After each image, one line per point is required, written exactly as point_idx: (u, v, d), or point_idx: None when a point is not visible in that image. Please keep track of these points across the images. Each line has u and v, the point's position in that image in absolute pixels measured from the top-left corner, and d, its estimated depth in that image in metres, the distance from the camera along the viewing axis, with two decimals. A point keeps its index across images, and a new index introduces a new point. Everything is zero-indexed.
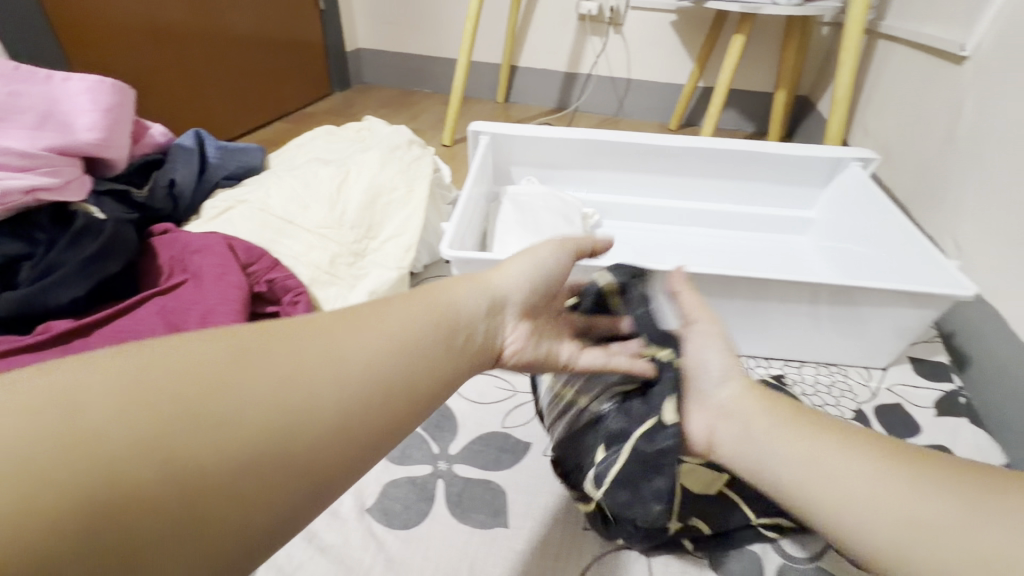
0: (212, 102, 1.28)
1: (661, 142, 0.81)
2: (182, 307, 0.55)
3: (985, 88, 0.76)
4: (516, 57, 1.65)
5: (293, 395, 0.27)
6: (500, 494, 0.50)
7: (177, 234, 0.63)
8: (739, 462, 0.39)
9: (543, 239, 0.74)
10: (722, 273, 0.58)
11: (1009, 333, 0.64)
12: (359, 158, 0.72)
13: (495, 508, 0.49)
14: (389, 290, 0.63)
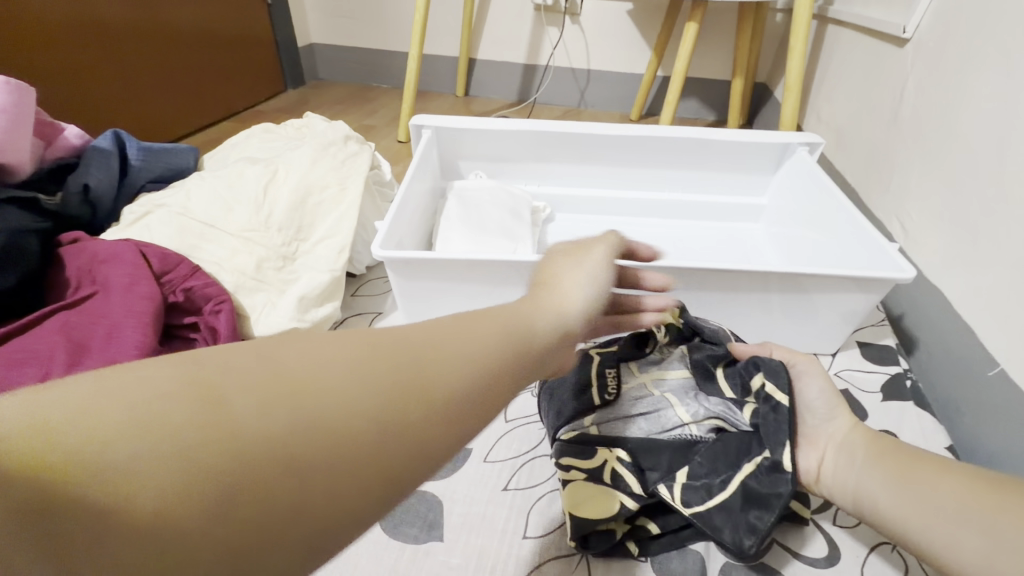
0: (150, 101, 1.21)
1: (608, 131, 0.79)
2: (87, 322, 0.51)
3: (926, 69, 0.76)
4: (474, 50, 1.61)
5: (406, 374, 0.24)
6: (437, 507, 0.48)
7: (86, 243, 0.58)
8: (844, 488, 0.43)
9: (488, 235, 0.72)
10: (664, 264, 0.56)
11: (953, 313, 0.64)
12: (290, 156, 0.68)
13: (431, 521, 0.47)
14: (322, 295, 0.60)
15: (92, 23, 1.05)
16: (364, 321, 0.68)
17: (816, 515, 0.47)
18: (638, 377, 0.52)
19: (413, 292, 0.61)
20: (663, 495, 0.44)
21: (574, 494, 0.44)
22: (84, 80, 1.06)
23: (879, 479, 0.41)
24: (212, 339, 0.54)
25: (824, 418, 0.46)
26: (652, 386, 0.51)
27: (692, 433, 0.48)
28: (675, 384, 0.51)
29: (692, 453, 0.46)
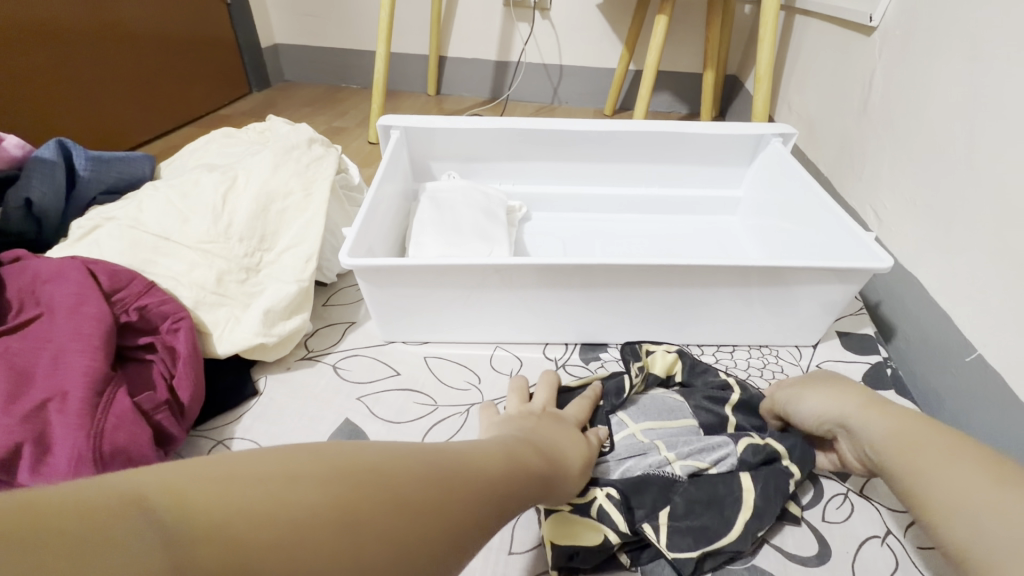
0: (103, 108, 1.15)
1: (581, 127, 0.78)
2: (29, 347, 0.47)
3: (894, 57, 0.77)
4: (443, 48, 1.58)
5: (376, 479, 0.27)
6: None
7: (27, 262, 0.54)
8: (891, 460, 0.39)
9: (462, 238, 0.69)
10: (644, 262, 0.55)
11: (929, 300, 0.65)
12: (250, 162, 0.65)
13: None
14: (290, 307, 0.57)
15: (35, 26, 0.98)
16: (336, 332, 0.65)
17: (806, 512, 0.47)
18: (629, 427, 0.50)
19: (385, 301, 0.59)
20: (649, 535, 0.42)
21: (558, 529, 0.43)
22: (28, 86, 0.99)
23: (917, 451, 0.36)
24: (171, 360, 0.50)
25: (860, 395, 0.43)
26: (641, 434, 0.50)
27: (673, 472, 0.46)
28: (663, 431, 0.50)
29: (672, 492, 0.45)
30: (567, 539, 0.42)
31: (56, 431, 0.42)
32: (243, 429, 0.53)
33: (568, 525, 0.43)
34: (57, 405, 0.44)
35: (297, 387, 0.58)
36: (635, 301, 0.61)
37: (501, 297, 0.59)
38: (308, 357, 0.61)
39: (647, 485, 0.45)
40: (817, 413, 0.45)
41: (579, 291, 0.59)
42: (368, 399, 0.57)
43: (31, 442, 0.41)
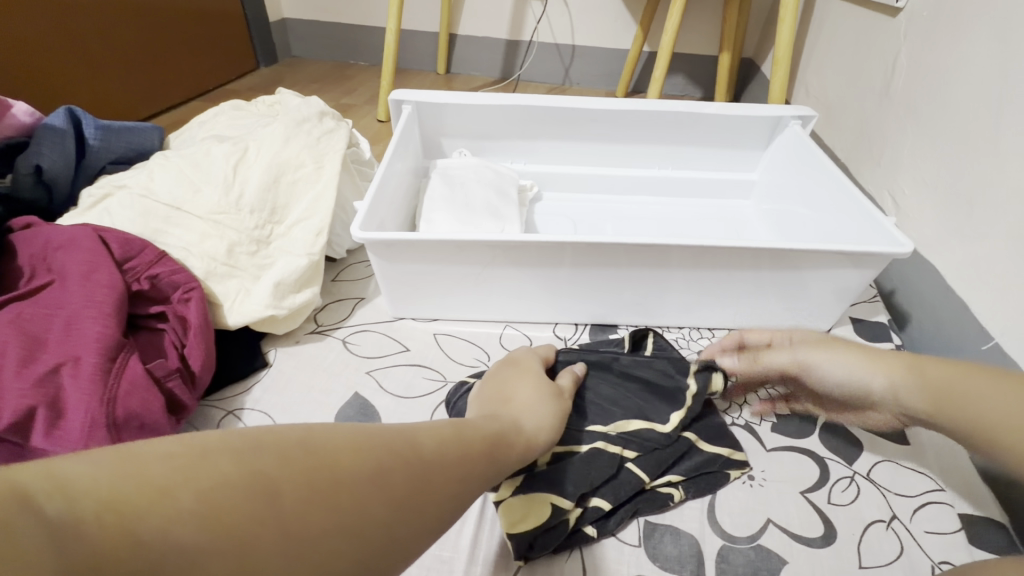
0: (110, 79, 1.13)
1: (596, 105, 0.76)
2: (42, 313, 0.47)
3: (920, 39, 0.74)
4: (455, 25, 1.55)
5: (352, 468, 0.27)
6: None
7: (39, 228, 0.54)
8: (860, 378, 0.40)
9: (473, 215, 0.69)
10: (659, 242, 0.54)
11: (946, 288, 0.64)
12: (261, 133, 0.64)
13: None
14: (300, 280, 0.57)
15: None
16: (346, 307, 0.65)
17: (751, 468, 0.48)
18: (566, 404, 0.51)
19: (396, 276, 0.58)
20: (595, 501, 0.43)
21: (508, 512, 0.42)
22: (33, 54, 0.98)
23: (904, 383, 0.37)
24: (183, 330, 0.50)
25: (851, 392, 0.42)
26: None
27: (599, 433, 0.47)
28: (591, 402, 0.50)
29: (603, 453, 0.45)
30: (522, 519, 0.42)
31: (69, 396, 0.43)
32: (253, 400, 0.53)
33: (546, 541, 0.41)
34: (70, 370, 0.44)
35: (307, 361, 0.58)
36: (648, 282, 0.60)
37: (512, 275, 0.59)
38: (318, 331, 0.61)
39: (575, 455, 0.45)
40: (839, 379, 0.41)
41: (592, 270, 0.58)
42: (378, 374, 0.57)
43: (45, 405, 0.42)
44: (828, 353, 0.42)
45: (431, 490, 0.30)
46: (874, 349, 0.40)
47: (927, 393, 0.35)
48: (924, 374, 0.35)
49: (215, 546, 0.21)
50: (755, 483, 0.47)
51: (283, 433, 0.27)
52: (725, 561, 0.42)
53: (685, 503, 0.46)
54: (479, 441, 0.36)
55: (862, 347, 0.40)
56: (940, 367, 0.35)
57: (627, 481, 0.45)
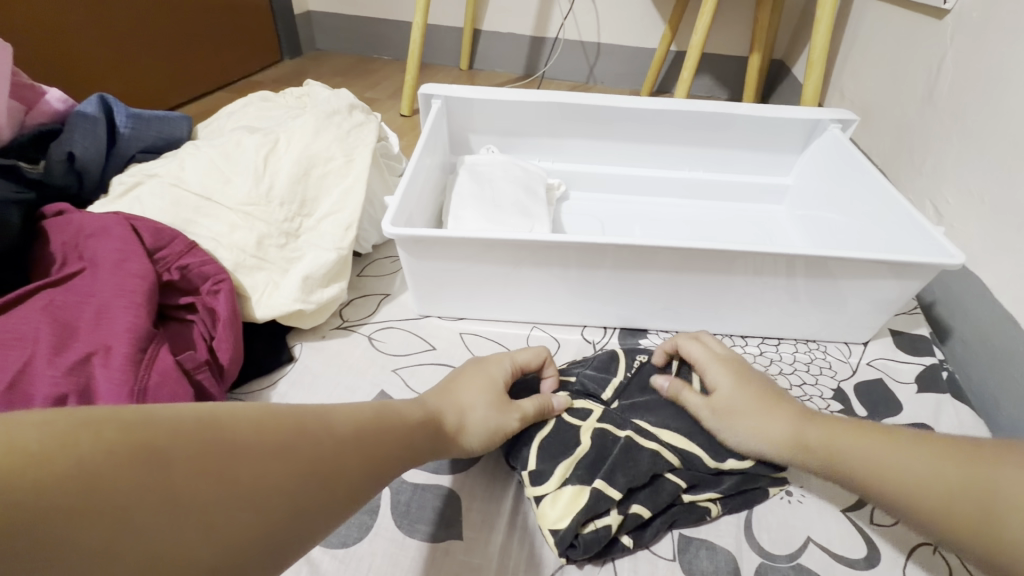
0: (137, 69, 1.14)
1: (629, 104, 0.75)
2: (74, 302, 0.47)
3: (969, 42, 0.72)
4: (479, 20, 1.54)
5: (267, 465, 0.26)
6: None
7: (71, 216, 0.54)
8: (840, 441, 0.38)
9: (502, 213, 0.68)
10: (696, 246, 0.52)
11: (993, 303, 0.61)
12: (291, 125, 0.63)
13: None
14: (329, 275, 0.56)
15: None
16: (371, 303, 0.64)
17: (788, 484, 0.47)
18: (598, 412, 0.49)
19: (424, 273, 0.57)
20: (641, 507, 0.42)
21: (550, 510, 0.41)
22: (63, 43, 0.99)
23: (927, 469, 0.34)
24: (211, 322, 0.50)
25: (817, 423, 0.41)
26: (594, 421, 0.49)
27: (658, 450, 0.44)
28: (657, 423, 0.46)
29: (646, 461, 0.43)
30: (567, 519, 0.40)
31: (100, 386, 0.43)
32: (280, 395, 0.53)
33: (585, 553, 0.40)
34: (102, 360, 0.44)
35: (332, 356, 0.57)
36: (682, 288, 0.58)
37: (543, 276, 0.57)
38: (343, 327, 0.61)
39: (636, 460, 0.43)
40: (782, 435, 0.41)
41: (625, 272, 0.57)
42: (404, 372, 0.56)
43: (76, 394, 0.42)
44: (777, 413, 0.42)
45: (363, 461, 0.31)
46: (777, 403, 0.43)
47: (825, 442, 0.39)
48: (805, 440, 0.40)
49: (97, 536, 0.20)
50: (793, 500, 0.46)
51: (176, 411, 0.25)
52: None
53: (721, 517, 0.44)
54: (402, 421, 0.36)
55: (770, 399, 0.43)
56: (824, 430, 0.40)
57: (663, 488, 0.43)
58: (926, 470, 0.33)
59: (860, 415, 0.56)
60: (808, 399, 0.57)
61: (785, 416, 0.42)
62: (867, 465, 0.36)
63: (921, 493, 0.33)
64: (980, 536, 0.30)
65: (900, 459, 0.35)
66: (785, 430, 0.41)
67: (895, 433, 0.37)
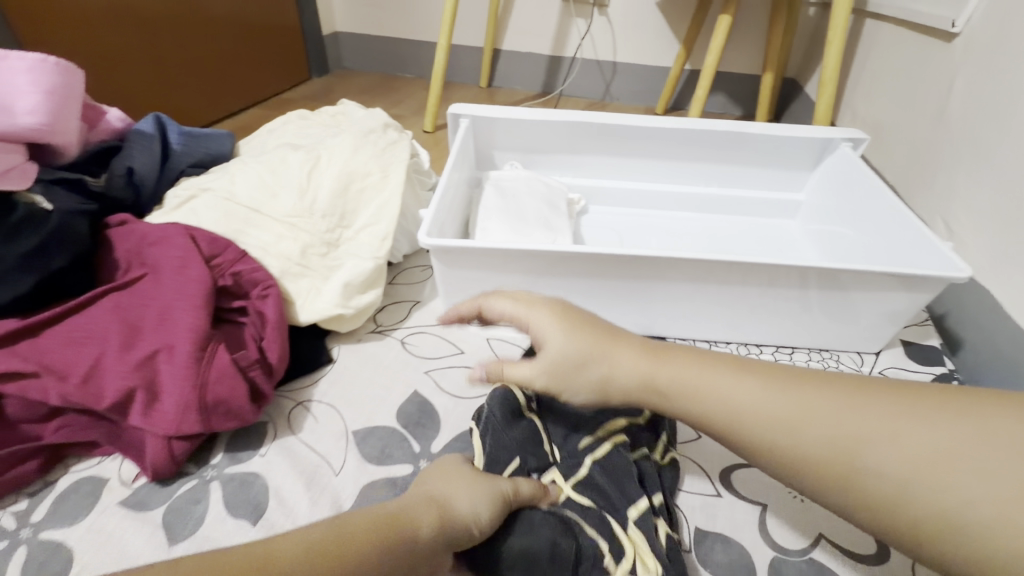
0: (178, 88, 1.21)
1: (647, 123, 0.79)
2: (139, 303, 0.52)
3: (977, 65, 0.74)
4: (499, 40, 1.59)
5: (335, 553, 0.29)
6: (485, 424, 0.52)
7: (134, 225, 0.59)
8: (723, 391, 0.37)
9: (526, 225, 0.71)
10: (713, 258, 0.55)
11: (1003, 316, 0.63)
12: (331, 143, 0.68)
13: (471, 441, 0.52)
14: (366, 282, 0.60)
15: (124, 5, 1.04)
16: (403, 309, 0.68)
17: None
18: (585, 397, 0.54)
19: (455, 281, 0.61)
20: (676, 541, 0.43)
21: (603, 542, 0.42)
22: (114, 66, 1.06)
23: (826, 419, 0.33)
24: (261, 324, 0.54)
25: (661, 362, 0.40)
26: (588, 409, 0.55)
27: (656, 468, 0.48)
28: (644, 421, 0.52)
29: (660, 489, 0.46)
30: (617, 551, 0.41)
31: (165, 380, 0.47)
32: (320, 393, 0.56)
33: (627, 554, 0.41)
34: (166, 357, 0.48)
35: (368, 358, 0.61)
36: (699, 297, 0.61)
37: (567, 285, 0.61)
38: (377, 331, 0.64)
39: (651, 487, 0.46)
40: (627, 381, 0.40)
41: (644, 282, 0.60)
42: (435, 374, 0.59)
43: (143, 387, 0.46)
44: (635, 358, 0.40)
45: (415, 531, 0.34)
46: (616, 339, 0.41)
47: (683, 382, 0.38)
48: (668, 380, 0.39)
49: None
50: (806, 498, 0.48)
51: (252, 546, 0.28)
52: (778, 572, 0.43)
53: (737, 514, 0.47)
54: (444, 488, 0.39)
55: (610, 338, 0.42)
56: (682, 365, 0.39)
57: (642, 469, 0.47)
58: (792, 404, 0.34)
59: None
60: None
61: (629, 358, 0.40)
62: (749, 416, 0.35)
63: (815, 439, 0.32)
64: (849, 479, 0.31)
65: (751, 398, 0.35)
66: (635, 371, 0.40)
67: (739, 363, 0.38)
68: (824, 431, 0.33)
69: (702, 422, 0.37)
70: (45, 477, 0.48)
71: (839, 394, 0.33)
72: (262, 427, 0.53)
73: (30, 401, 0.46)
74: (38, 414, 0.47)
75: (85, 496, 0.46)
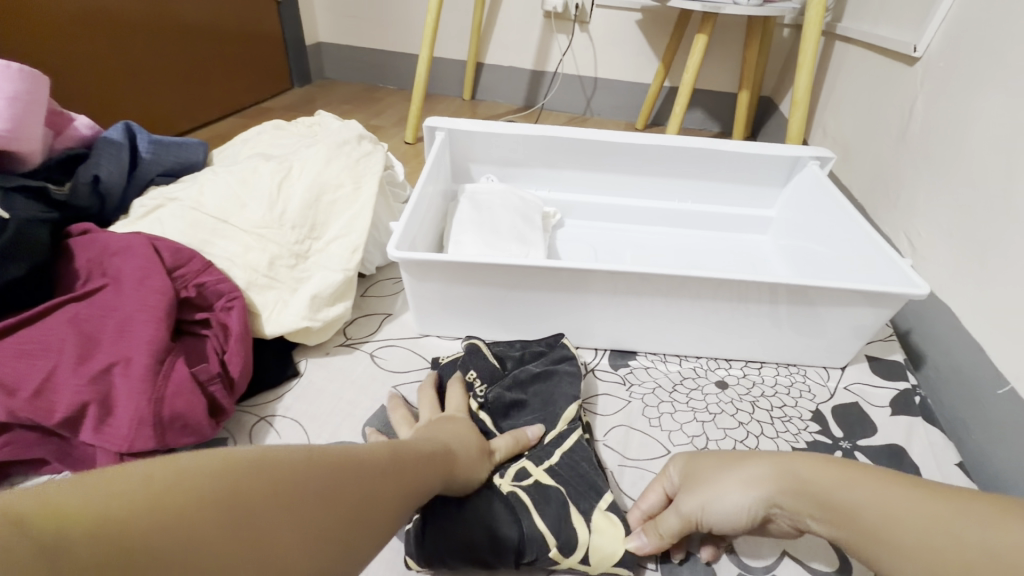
0: (154, 95, 1.19)
1: (621, 138, 0.80)
2: (96, 315, 0.50)
3: (937, 88, 0.77)
4: (481, 54, 1.61)
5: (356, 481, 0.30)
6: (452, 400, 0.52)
7: (97, 234, 0.58)
8: (827, 501, 0.35)
9: (500, 239, 0.72)
10: (680, 273, 0.56)
11: (963, 331, 0.64)
12: (304, 154, 0.68)
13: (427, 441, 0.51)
14: (335, 294, 0.59)
15: (98, 11, 1.03)
16: (374, 322, 0.67)
17: None
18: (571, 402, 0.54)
19: (425, 294, 0.61)
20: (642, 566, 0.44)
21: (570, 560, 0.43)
22: (87, 71, 1.04)
23: (953, 523, 0.30)
24: (224, 337, 0.53)
25: (749, 481, 0.39)
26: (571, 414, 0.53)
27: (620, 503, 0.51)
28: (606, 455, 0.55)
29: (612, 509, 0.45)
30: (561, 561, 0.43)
31: (120, 395, 0.46)
32: (285, 408, 0.55)
33: (576, 544, 0.43)
34: (122, 370, 0.47)
35: (335, 371, 0.60)
36: (669, 312, 0.62)
37: (538, 299, 0.61)
38: (346, 344, 0.64)
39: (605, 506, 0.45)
40: (727, 507, 0.39)
41: (615, 297, 0.60)
42: (403, 388, 0.59)
43: (97, 402, 0.45)
44: (734, 473, 0.40)
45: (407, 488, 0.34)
46: (740, 457, 0.41)
47: (813, 486, 0.36)
48: (798, 487, 0.37)
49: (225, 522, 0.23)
50: None
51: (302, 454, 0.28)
52: None
53: None
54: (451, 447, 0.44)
55: (736, 457, 0.41)
56: (815, 471, 0.37)
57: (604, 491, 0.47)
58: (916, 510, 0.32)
59: (836, 435, 0.59)
60: (788, 420, 0.60)
61: (744, 475, 0.39)
62: (864, 523, 0.33)
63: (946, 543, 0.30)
64: None
65: (890, 508, 0.33)
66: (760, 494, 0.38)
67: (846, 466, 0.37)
68: (954, 537, 0.30)
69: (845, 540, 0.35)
70: None
71: (979, 512, 0.30)
72: (222, 442, 0.51)
73: None
74: None
75: None
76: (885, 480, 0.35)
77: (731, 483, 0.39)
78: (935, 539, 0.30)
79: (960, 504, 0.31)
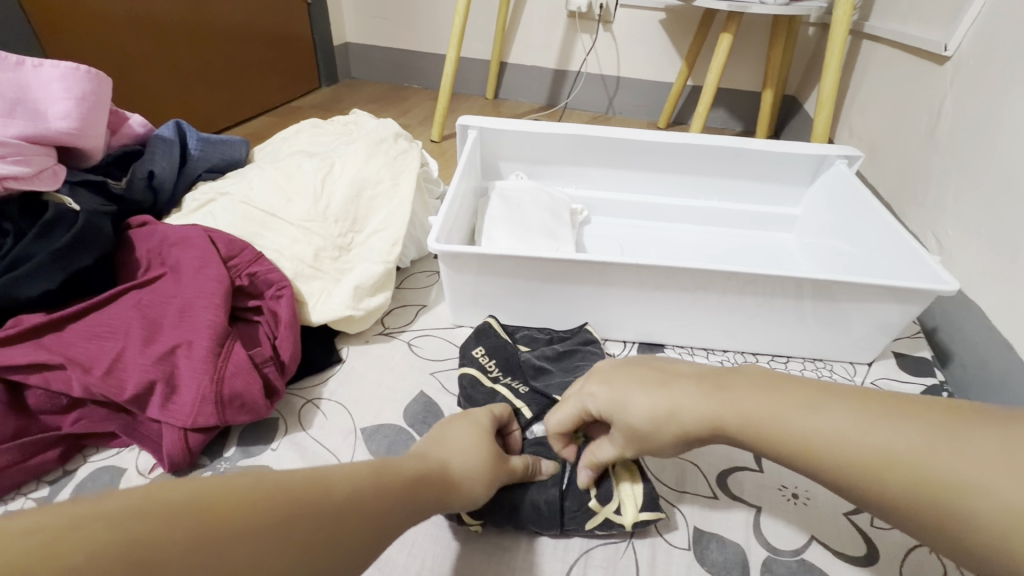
0: (193, 96, 1.24)
1: (649, 137, 0.81)
2: (157, 301, 0.54)
3: (966, 87, 0.77)
4: (505, 54, 1.63)
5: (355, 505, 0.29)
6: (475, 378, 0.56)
7: (156, 226, 0.62)
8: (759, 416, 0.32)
9: (531, 234, 0.74)
10: (709, 268, 0.57)
11: (991, 328, 0.65)
12: (345, 151, 0.71)
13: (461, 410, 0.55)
14: (376, 285, 0.62)
15: (144, 15, 1.08)
16: (409, 313, 0.70)
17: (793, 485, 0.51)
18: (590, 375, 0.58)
19: (461, 286, 0.63)
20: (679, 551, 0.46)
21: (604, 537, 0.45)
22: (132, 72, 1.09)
23: (889, 435, 0.28)
24: (275, 323, 0.56)
25: (677, 397, 0.35)
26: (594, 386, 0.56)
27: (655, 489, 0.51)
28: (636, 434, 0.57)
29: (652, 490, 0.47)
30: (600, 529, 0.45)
31: (183, 375, 0.49)
32: (329, 391, 0.58)
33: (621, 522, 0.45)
34: (185, 352, 0.50)
35: (376, 358, 0.63)
36: (696, 306, 0.64)
37: (569, 292, 0.63)
38: (385, 333, 0.66)
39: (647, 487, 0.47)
40: (653, 422, 0.35)
41: (644, 290, 0.62)
42: (440, 375, 0.61)
43: (163, 381, 0.48)
44: (663, 392, 0.35)
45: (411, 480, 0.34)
46: (671, 376, 0.37)
47: (744, 415, 0.32)
48: (731, 405, 0.33)
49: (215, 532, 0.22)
50: (799, 503, 0.50)
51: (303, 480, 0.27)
52: (770, 571, 0.45)
53: (732, 515, 0.49)
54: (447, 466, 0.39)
55: (661, 377, 0.37)
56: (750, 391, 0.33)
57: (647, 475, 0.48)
58: (850, 420, 0.29)
59: None
60: None
61: (672, 393, 0.35)
62: (797, 433, 0.30)
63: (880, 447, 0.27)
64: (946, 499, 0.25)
65: (826, 421, 0.29)
66: (691, 411, 0.34)
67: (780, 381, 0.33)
68: (887, 441, 0.27)
69: (772, 453, 0.32)
70: (65, 466, 0.49)
71: (918, 420, 0.27)
72: (274, 422, 0.54)
73: (52, 392, 0.48)
74: (59, 405, 0.49)
75: (104, 484, 0.48)
76: (813, 391, 0.31)
77: (657, 401, 0.35)
78: (867, 447, 0.28)
79: (898, 407, 0.29)
